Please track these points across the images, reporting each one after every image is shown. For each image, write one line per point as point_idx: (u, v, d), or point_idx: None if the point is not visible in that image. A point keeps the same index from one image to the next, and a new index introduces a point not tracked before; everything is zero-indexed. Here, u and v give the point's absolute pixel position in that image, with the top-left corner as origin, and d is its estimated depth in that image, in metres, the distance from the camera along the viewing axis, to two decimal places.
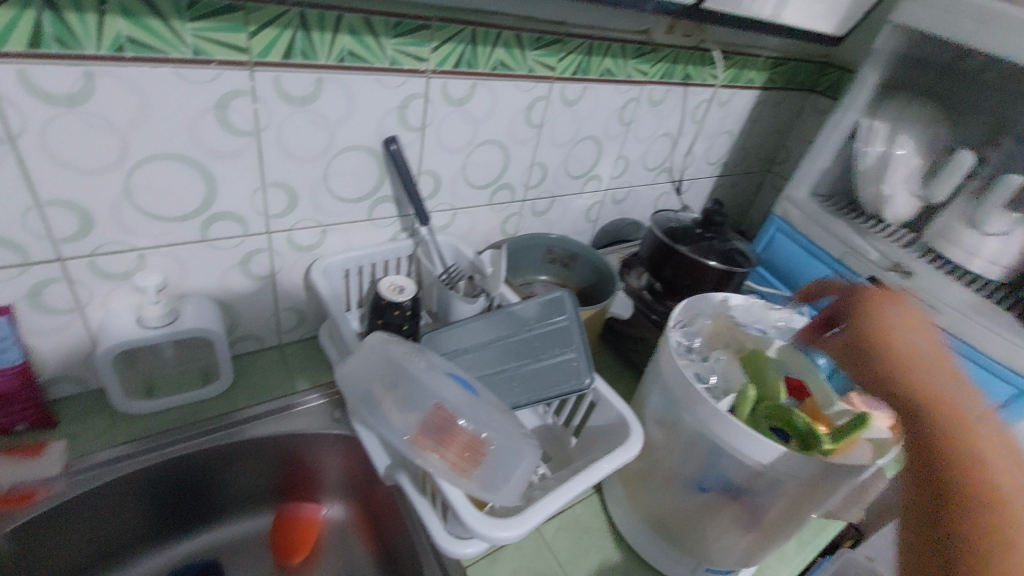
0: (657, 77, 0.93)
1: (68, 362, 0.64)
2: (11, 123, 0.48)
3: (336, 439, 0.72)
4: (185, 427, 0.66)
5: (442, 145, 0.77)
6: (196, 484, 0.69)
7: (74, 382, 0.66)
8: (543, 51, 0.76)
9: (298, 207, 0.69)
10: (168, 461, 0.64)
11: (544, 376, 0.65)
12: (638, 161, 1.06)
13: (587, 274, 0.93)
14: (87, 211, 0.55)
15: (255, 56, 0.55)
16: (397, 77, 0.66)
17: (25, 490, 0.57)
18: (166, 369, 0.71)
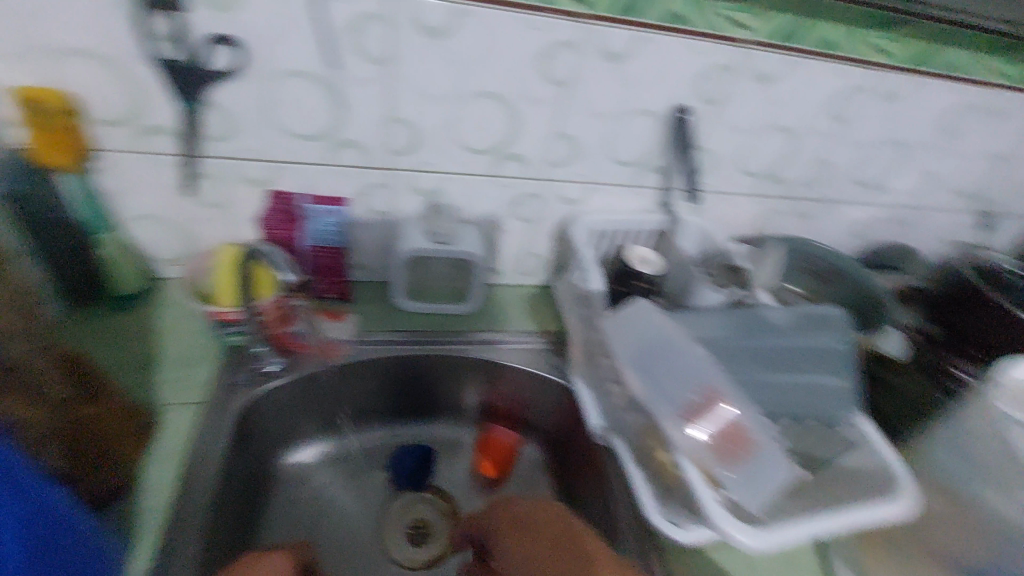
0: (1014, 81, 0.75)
1: (367, 254, 0.77)
2: (392, 46, 0.56)
3: (551, 384, 0.76)
4: (436, 334, 0.76)
5: (731, 125, 0.72)
6: (429, 385, 0.78)
7: (365, 272, 0.79)
8: (879, 32, 0.67)
9: (576, 160, 0.71)
10: (417, 356, 0.74)
11: (794, 395, 0.62)
12: (949, 181, 0.87)
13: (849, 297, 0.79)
14: (419, 130, 0.64)
15: (593, 8, 0.57)
16: (715, 45, 0.63)
17: (325, 345, 0.71)
18: (435, 280, 0.79)
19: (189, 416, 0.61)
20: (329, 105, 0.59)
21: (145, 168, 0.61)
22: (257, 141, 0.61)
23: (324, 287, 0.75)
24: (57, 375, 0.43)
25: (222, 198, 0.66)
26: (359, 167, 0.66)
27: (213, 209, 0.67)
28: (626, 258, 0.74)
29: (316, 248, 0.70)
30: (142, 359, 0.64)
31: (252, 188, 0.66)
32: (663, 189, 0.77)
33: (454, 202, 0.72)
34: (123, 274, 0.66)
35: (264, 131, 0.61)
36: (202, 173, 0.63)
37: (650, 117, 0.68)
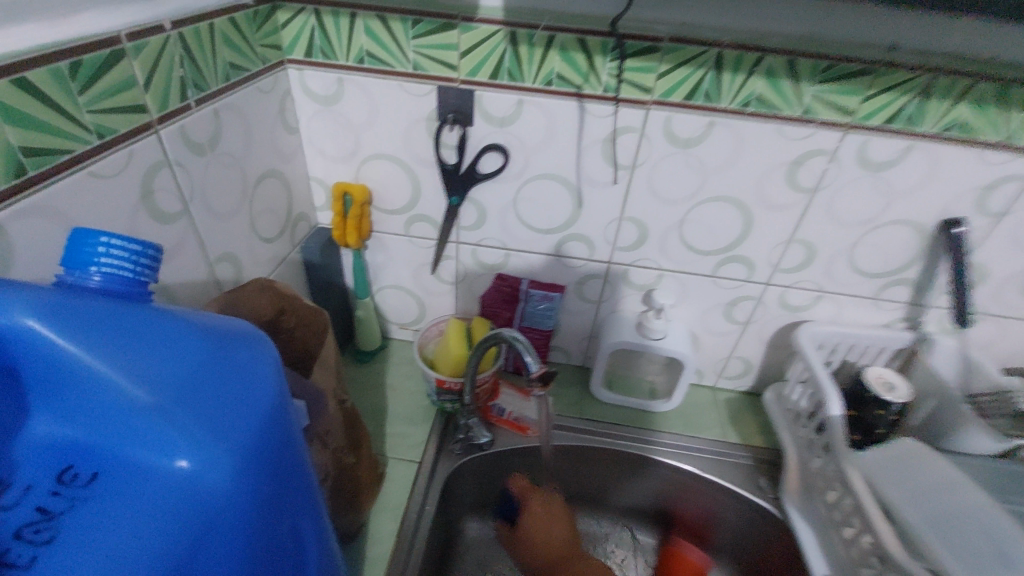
0: None
1: (570, 338, 0.79)
2: (639, 155, 0.59)
3: (758, 509, 0.68)
4: (631, 428, 0.74)
5: (1014, 240, 0.61)
6: (615, 481, 0.74)
7: (565, 355, 0.81)
8: None
9: (810, 267, 0.66)
10: (612, 449, 0.72)
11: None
12: None
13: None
14: (647, 229, 0.66)
15: (858, 118, 0.55)
16: (1004, 154, 0.55)
17: (524, 423, 0.72)
18: (631, 373, 0.78)
19: (409, 473, 0.66)
20: (570, 203, 0.64)
21: (406, 248, 0.72)
22: (500, 231, 0.68)
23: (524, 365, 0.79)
24: (343, 426, 0.50)
25: (458, 277, 0.74)
26: (583, 258, 0.70)
27: (448, 285, 0.75)
28: (861, 378, 0.66)
29: (526, 328, 0.74)
30: (374, 411, 0.72)
31: (484, 270, 0.73)
32: (911, 304, 0.68)
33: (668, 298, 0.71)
34: (369, 334, 0.77)
35: (507, 222, 0.67)
36: (449, 255, 0.72)
37: (907, 227, 0.62)
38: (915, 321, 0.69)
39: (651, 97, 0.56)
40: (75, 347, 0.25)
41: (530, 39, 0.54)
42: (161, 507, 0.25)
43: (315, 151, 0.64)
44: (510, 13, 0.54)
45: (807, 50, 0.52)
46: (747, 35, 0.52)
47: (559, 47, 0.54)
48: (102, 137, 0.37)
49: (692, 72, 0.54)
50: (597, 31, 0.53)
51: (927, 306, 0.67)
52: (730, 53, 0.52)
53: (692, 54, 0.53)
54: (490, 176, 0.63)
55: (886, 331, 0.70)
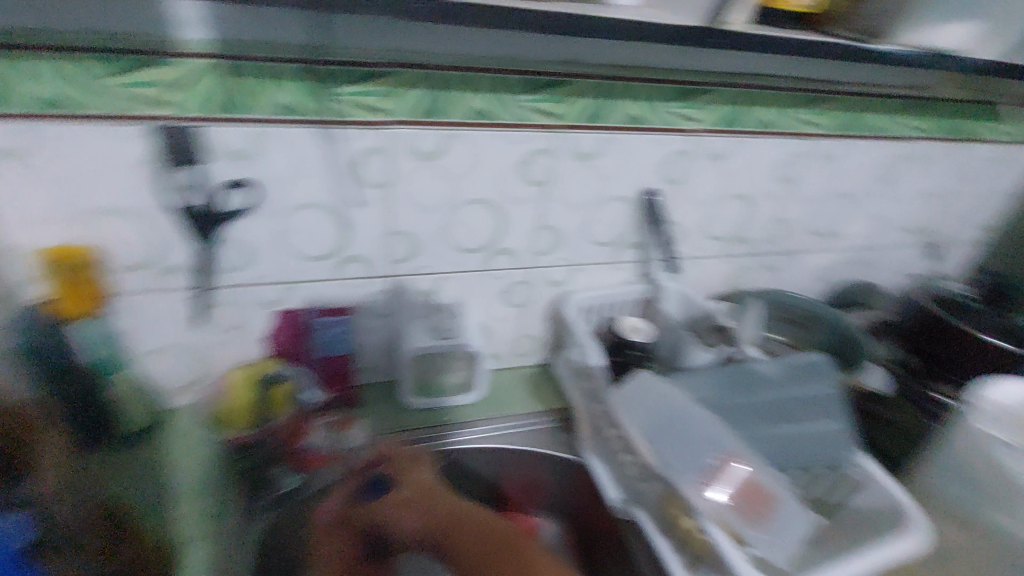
0: (926, 134, 0.86)
1: (372, 356, 0.79)
2: (389, 173, 0.62)
3: (565, 465, 0.77)
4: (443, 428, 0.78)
5: (694, 198, 0.80)
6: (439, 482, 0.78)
7: (371, 374, 0.81)
8: (807, 110, 0.77)
9: (561, 247, 0.77)
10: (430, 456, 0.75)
11: (799, 443, 0.63)
12: (887, 221, 0.97)
13: (831, 341, 0.82)
14: (417, 239, 0.69)
15: (564, 120, 0.65)
16: (671, 136, 0.71)
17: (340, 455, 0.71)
18: (440, 375, 0.81)
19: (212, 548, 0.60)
20: (334, 227, 0.65)
21: (161, 306, 0.64)
22: (266, 267, 0.65)
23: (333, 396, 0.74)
24: None
25: (233, 323, 0.69)
26: (363, 278, 0.71)
27: (224, 335, 0.69)
28: (619, 329, 0.79)
29: (322, 358, 0.71)
30: (159, 495, 0.64)
31: (261, 310, 0.69)
32: (641, 261, 0.83)
33: (453, 297, 0.77)
34: (134, 412, 0.67)
35: (273, 257, 0.65)
36: (215, 303, 0.66)
37: (622, 201, 0.76)
38: (648, 274, 0.85)
39: (387, 118, 0.59)
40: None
41: (250, 72, 0.53)
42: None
43: (4, 216, 0.53)
44: (220, 46, 0.52)
45: (510, 67, 0.60)
46: (455, 56, 0.59)
47: (280, 79, 0.54)
48: None
49: (416, 93, 0.58)
50: (315, 60, 0.54)
51: (652, 260, 0.84)
52: (447, 74, 0.58)
53: (414, 76, 0.57)
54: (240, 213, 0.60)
55: (630, 286, 0.85)
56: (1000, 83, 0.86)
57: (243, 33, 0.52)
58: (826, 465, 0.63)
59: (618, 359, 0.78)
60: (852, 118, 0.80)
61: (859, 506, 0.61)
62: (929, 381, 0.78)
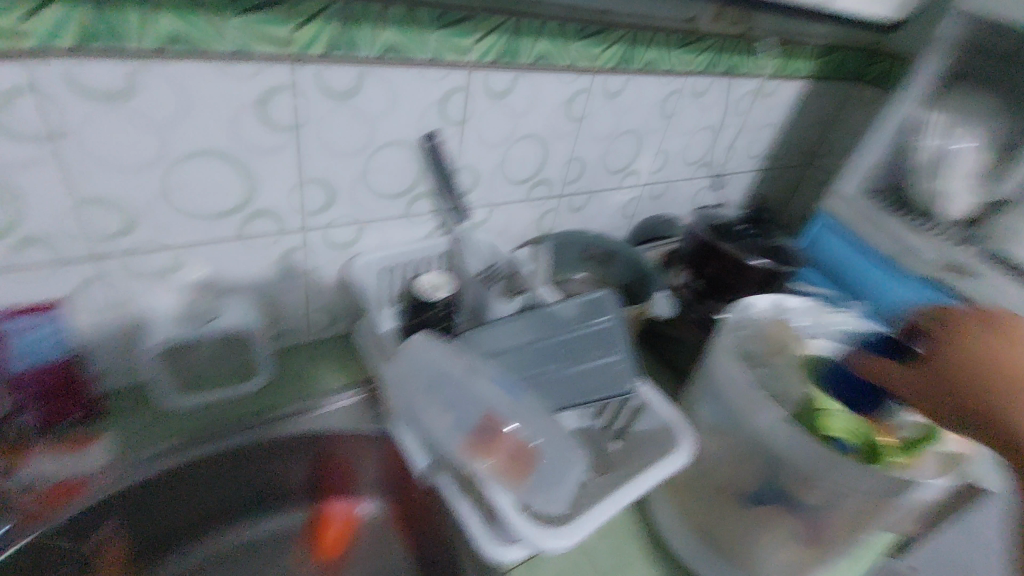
0: (700, 68, 0.90)
1: (113, 356, 0.65)
2: (62, 121, 0.47)
3: (371, 440, 0.71)
4: (216, 426, 0.66)
5: (481, 140, 0.74)
6: (218, 486, 0.66)
7: (121, 376, 0.66)
8: (586, 42, 0.73)
9: (338, 203, 0.68)
10: (196, 461, 0.63)
11: (586, 381, 0.64)
12: (676, 155, 1.02)
13: (627, 276, 0.88)
14: (131, 207, 0.55)
15: (299, 50, 0.54)
16: (439, 70, 0.64)
17: (74, 482, 0.58)
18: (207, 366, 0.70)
19: None
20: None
21: None
22: None
23: (59, 413, 0.60)
24: None
25: None
26: (66, 263, 0.55)
27: None
28: (416, 288, 0.72)
29: (29, 373, 0.55)
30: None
31: None
32: (436, 212, 0.77)
33: (208, 273, 0.64)
34: None
35: None
36: None
37: (398, 146, 0.68)
38: (447, 225, 0.80)
39: (28, 45, 0.43)
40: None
41: None
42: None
43: None
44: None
45: None
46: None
47: None
48: None
49: (71, 11, 0.44)
50: None
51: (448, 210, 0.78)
52: None
53: None
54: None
55: (428, 240, 0.79)
56: (757, 18, 0.92)
57: None
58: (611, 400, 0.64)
59: (415, 319, 0.71)
60: (630, 53, 0.79)
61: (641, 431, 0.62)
62: (712, 299, 0.84)
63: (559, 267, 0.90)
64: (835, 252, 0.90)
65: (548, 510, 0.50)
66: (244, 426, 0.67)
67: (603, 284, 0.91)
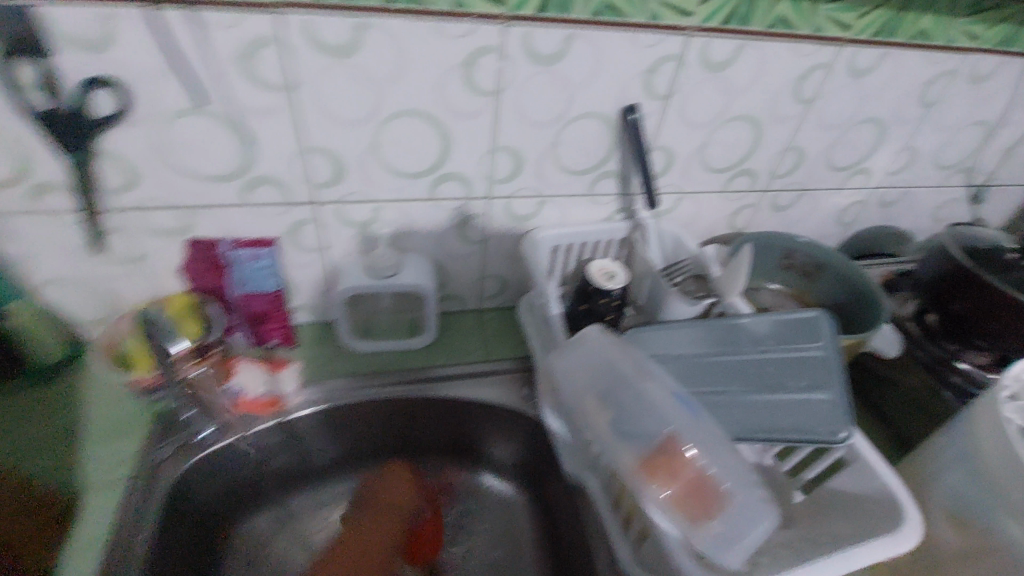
0: (992, 43, 0.68)
1: (310, 293, 0.71)
2: (294, 73, 0.50)
3: (520, 420, 0.70)
4: (384, 374, 0.70)
5: (685, 119, 0.66)
6: (377, 429, 0.71)
7: (312, 312, 0.73)
8: (838, 4, 0.60)
9: (523, 174, 0.66)
10: (365, 402, 0.68)
11: (777, 412, 0.54)
12: (927, 154, 0.81)
13: (839, 295, 0.74)
14: (342, 159, 0.58)
15: (512, 9, 0.51)
16: (654, 35, 0.57)
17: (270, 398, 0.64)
18: (383, 315, 0.74)
19: (114, 498, 0.55)
20: (236, 143, 0.54)
21: (46, 229, 0.56)
22: (162, 187, 0.56)
23: (263, 336, 0.69)
24: None
25: (138, 253, 0.61)
26: (284, 205, 0.61)
27: (129, 264, 0.61)
28: (587, 273, 0.68)
29: (247, 295, 0.64)
30: (59, 436, 0.59)
31: (168, 239, 0.60)
32: (621, 193, 0.71)
33: (395, 230, 0.67)
34: (39, 341, 0.61)
35: (169, 177, 0.55)
36: (112, 229, 0.58)
37: (594, 119, 0.63)
38: (629, 209, 0.73)
39: None
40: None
41: None
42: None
43: None
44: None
45: None
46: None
47: None
48: None
49: None
50: None
51: (634, 193, 0.71)
52: None
53: None
54: (114, 120, 0.50)
55: (607, 223, 0.73)
56: None
57: None
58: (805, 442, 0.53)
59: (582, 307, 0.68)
60: (894, 21, 0.63)
61: (839, 486, 0.52)
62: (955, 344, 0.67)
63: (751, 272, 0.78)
64: None
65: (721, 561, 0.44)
66: (408, 379, 0.69)
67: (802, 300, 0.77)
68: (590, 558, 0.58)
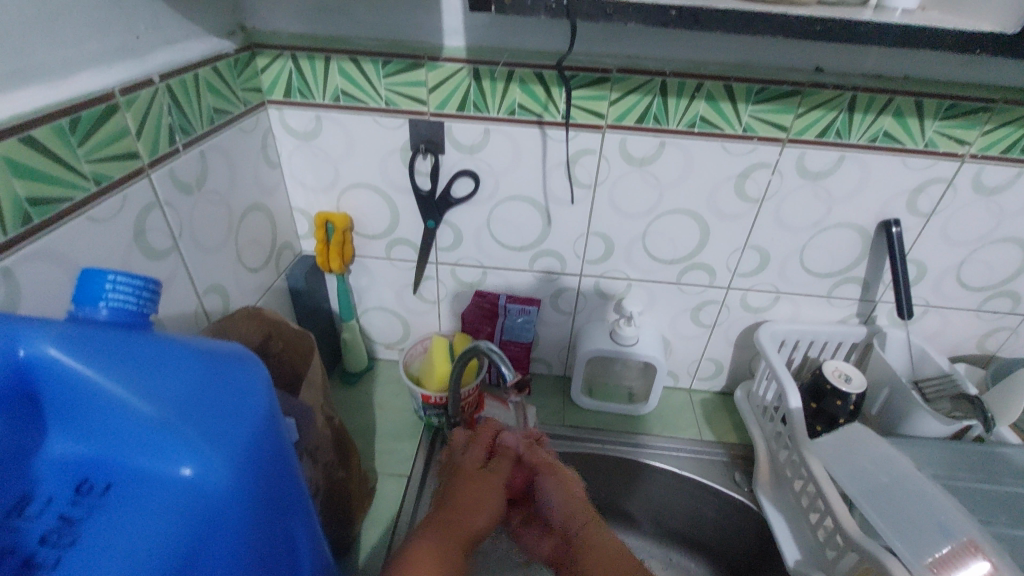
0: None
1: (550, 348, 0.83)
2: (600, 175, 0.64)
3: (730, 504, 0.72)
4: (606, 432, 0.77)
5: (946, 236, 0.67)
6: (590, 482, 0.77)
7: (546, 365, 0.85)
8: None
9: (767, 270, 0.71)
10: (587, 453, 0.75)
11: None
12: None
13: None
14: (613, 242, 0.70)
15: (792, 134, 0.60)
16: (927, 159, 0.61)
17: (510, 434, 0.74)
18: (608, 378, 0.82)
19: (398, 487, 0.69)
20: (540, 223, 0.69)
21: (388, 271, 0.76)
22: (475, 250, 0.72)
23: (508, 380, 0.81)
24: (331, 442, 0.54)
25: (437, 296, 0.78)
26: (555, 273, 0.74)
27: (430, 304, 0.79)
28: (820, 372, 0.70)
29: (508, 342, 0.77)
30: (362, 429, 0.75)
31: (464, 288, 0.77)
32: (860, 299, 0.73)
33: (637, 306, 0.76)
34: (355, 353, 0.80)
35: (482, 243, 0.72)
36: (428, 276, 0.76)
37: (850, 229, 0.67)
38: (867, 315, 0.74)
39: (605, 122, 0.60)
40: (68, 360, 0.28)
41: (492, 74, 0.58)
42: (157, 508, 0.28)
43: (296, 185, 0.68)
44: (472, 51, 0.58)
45: (742, 75, 0.57)
46: (687, 63, 0.57)
47: (518, 82, 0.58)
48: (101, 184, 0.41)
49: (638, 98, 0.58)
50: (548, 64, 0.57)
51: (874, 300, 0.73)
52: (672, 81, 0.57)
53: (639, 83, 0.57)
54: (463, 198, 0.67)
55: (841, 326, 0.74)
56: None
57: (488, 38, 0.57)
58: None
59: (815, 406, 0.69)
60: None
61: None
62: None
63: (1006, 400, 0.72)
64: None
65: None
66: (626, 440, 0.76)
67: None
68: None
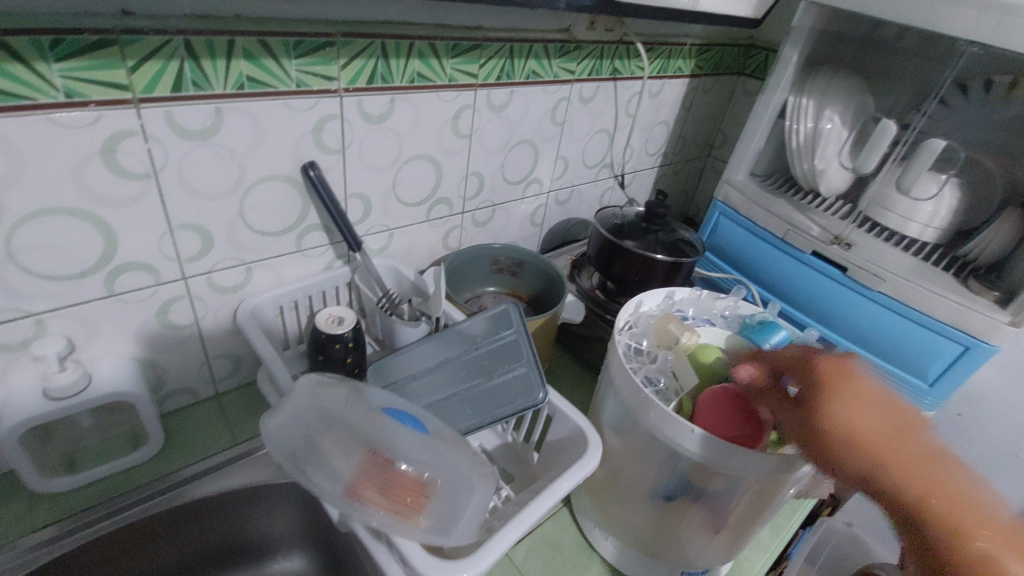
0: (711, 69, 1.12)
1: (187, 374, 0.71)
2: (346, 138, 0.67)
3: (292, 488, 0.68)
4: (119, 498, 0.62)
5: (573, 135, 0.96)
6: None
7: (185, 394, 0.73)
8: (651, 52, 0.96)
9: (483, 190, 0.90)
10: (101, 537, 0.59)
11: (489, 395, 0.67)
12: (649, 142, 1.13)
13: (536, 285, 0.92)
14: (369, 199, 0.75)
15: (479, 80, 0.75)
16: (556, 86, 0.86)
17: None
18: (175, 372, 0.70)
19: None
20: (299, 201, 0.68)
21: (110, 310, 0.60)
22: (232, 249, 0.65)
23: None
24: None
25: (192, 317, 0.67)
26: (302, 253, 0.73)
27: (189, 328, 0.67)
28: (317, 324, 0.66)
29: None
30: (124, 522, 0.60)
31: (224, 296, 0.68)
32: (477, 201, 0.90)
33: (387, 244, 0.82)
34: None
35: (235, 237, 0.65)
36: (182, 296, 0.64)
37: (527, 147, 0.90)
38: (487, 217, 0.94)
39: (339, 85, 0.63)
40: None
41: (198, 46, 0.51)
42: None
43: None
44: (160, 19, 0.49)
45: (423, 34, 0.66)
46: (359, 22, 0.62)
47: (243, 52, 0.54)
48: None
49: (370, 60, 0.63)
50: (249, 32, 0.54)
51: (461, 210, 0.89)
52: (392, 43, 0.64)
53: (362, 47, 0.62)
54: (195, 193, 0.59)
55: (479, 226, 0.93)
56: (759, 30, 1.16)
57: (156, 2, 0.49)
58: (524, 413, 0.65)
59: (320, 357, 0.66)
60: (669, 61, 1.02)
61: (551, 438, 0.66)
62: (622, 297, 0.88)
63: (472, 283, 0.92)
64: (742, 244, 0.99)
65: (449, 543, 0.47)
66: (182, 469, 0.65)
67: (518, 292, 0.94)
68: (514, 555, 0.61)
